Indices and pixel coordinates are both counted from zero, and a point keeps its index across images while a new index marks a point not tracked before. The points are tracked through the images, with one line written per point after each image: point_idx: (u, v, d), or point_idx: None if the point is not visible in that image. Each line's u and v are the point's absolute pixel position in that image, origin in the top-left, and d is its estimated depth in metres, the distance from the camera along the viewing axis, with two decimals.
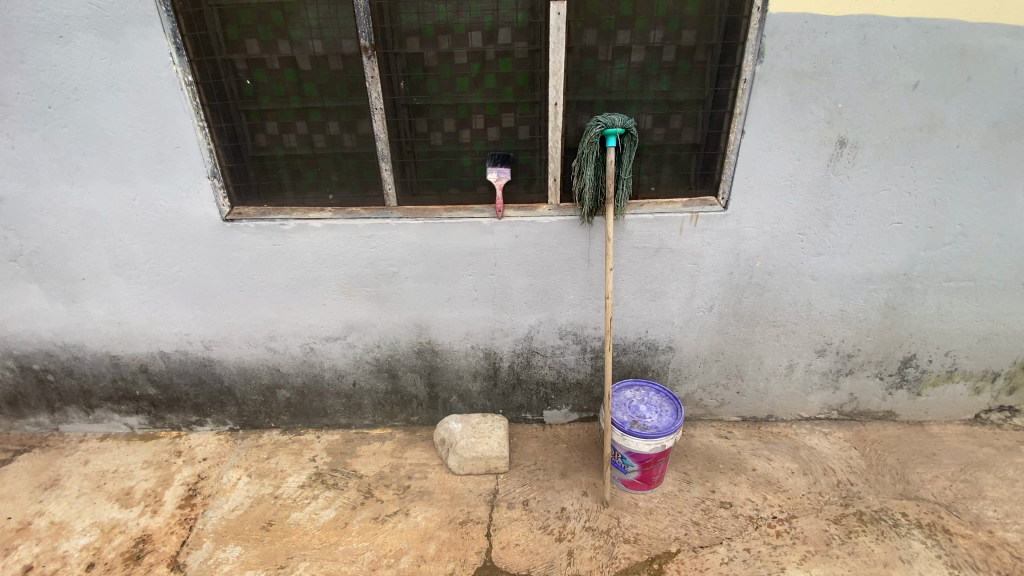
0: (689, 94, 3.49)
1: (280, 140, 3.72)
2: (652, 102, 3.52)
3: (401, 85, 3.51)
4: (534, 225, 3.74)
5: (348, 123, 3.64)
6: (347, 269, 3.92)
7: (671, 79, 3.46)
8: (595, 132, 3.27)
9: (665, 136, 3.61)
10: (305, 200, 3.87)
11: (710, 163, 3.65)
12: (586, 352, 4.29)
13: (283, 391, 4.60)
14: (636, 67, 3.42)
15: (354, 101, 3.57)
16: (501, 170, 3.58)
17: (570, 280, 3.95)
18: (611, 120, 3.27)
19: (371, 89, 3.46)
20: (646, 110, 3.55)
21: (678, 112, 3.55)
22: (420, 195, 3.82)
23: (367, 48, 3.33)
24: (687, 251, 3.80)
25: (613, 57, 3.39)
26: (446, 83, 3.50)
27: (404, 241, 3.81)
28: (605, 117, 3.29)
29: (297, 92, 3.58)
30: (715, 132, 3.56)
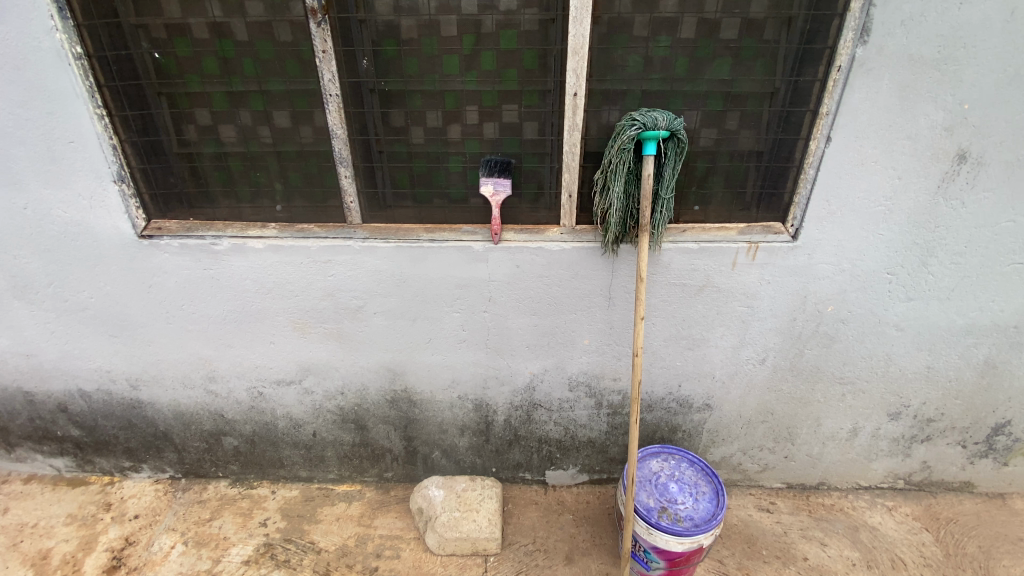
0: (757, 85, 2.58)
1: (209, 135, 2.84)
2: (704, 95, 2.60)
3: (366, 66, 2.60)
4: (540, 253, 2.84)
5: (298, 114, 2.73)
6: (298, 301, 3.06)
7: (732, 64, 2.54)
8: (632, 134, 2.35)
9: (720, 140, 2.70)
10: (244, 212, 2.98)
11: (779, 178, 2.75)
12: (601, 407, 3.42)
13: (229, 439, 3.78)
14: (688, 45, 2.50)
15: (303, 83, 2.66)
16: (497, 182, 2.68)
17: (585, 322, 3.05)
18: (653, 117, 2.34)
19: (324, 68, 2.56)
20: (698, 106, 2.62)
21: (741, 110, 2.64)
22: (393, 209, 2.92)
23: (316, 12, 2.44)
24: (739, 291, 2.92)
25: (655, 31, 2.47)
26: (427, 62, 2.59)
27: (370, 268, 2.92)
28: (644, 113, 2.36)
29: (227, 70, 2.67)
30: (790, 138, 2.65)
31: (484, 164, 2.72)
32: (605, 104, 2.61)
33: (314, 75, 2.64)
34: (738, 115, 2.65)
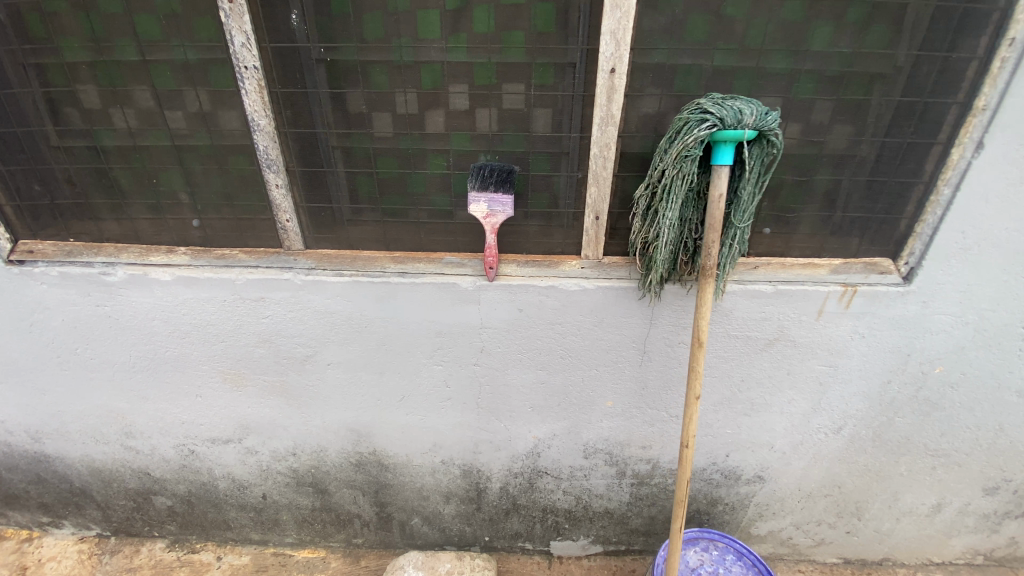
0: (886, 63, 1.73)
1: (76, 125, 1.92)
2: (806, 75, 1.74)
3: (298, 23, 1.71)
4: (552, 294, 2.04)
5: (197, 96, 1.82)
6: (227, 348, 2.29)
7: (855, 28, 1.67)
8: (700, 136, 1.52)
9: (821, 141, 1.85)
10: (141, 232, 2.13)
11: (898, 199, 1.92)
12: (624, 477, 2.68)
13: (162, 498, 3.06)
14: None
15: (201, 46, 1.75)
16: (492, 199, 1.86)
17: (609, 380, 2.28)
18: (733, 110, 1.50)
19: (232, 27, 1.66)
20: (794, 90, 1.76)
21: (857, 98, 1.78)
22: (346, 230, 2.10)
23: None
24: (820, 347, 2.16)
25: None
26: (391, 20, 1.71)
27: (319, 309, 2.13)
28: (719, 102, 1.53)
29: (84, 28, 1.75)
30: (926, 143, 1.82)
31: (474, 173, 1.88)
32: (656, 85, 1.72)
33: (220, 35, 1.72)
34: (853, 105, 1.79)
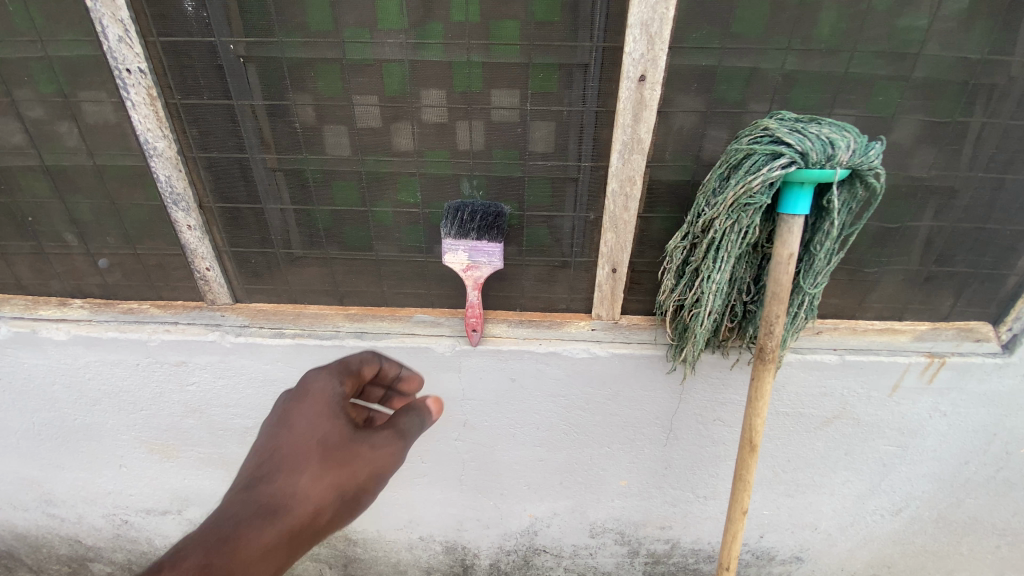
0: None
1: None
2: (915, 86, 1.23)
3: (196, 10, 1.19)
4: (555, 362, 1.58)
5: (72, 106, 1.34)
6: (149, 417, 1.85)
7: (993, 20, 1.15)
8: (772, 177, 1.05)
9: (922, 179, 1.33)
10: (27, 277, 1.66)
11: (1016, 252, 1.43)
12: (641, 559, 2.21)
13: (98, 565, 2.59)
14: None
15: (64, 40, 1.25)
16: (475, 248, 1.40)
17: (624, 460, 1.83)
18: (821, 140, 1.03)
19: (100, 14, 1.17)
20: (896, 107, 1.25)
21: (984, 120, 1.26)
22: (287, 282, 1.56)
23: None
24: (889, 425, 1.71)
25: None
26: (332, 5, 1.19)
27: (256, 376, 1.67)
28: (798, 128, 1.06)
29: None
30: None
31: (449, 213, 1.40)
32: (703, 100, 1.24)
33: (89, 24, 1.22)
34: (976, 130, 1.27)
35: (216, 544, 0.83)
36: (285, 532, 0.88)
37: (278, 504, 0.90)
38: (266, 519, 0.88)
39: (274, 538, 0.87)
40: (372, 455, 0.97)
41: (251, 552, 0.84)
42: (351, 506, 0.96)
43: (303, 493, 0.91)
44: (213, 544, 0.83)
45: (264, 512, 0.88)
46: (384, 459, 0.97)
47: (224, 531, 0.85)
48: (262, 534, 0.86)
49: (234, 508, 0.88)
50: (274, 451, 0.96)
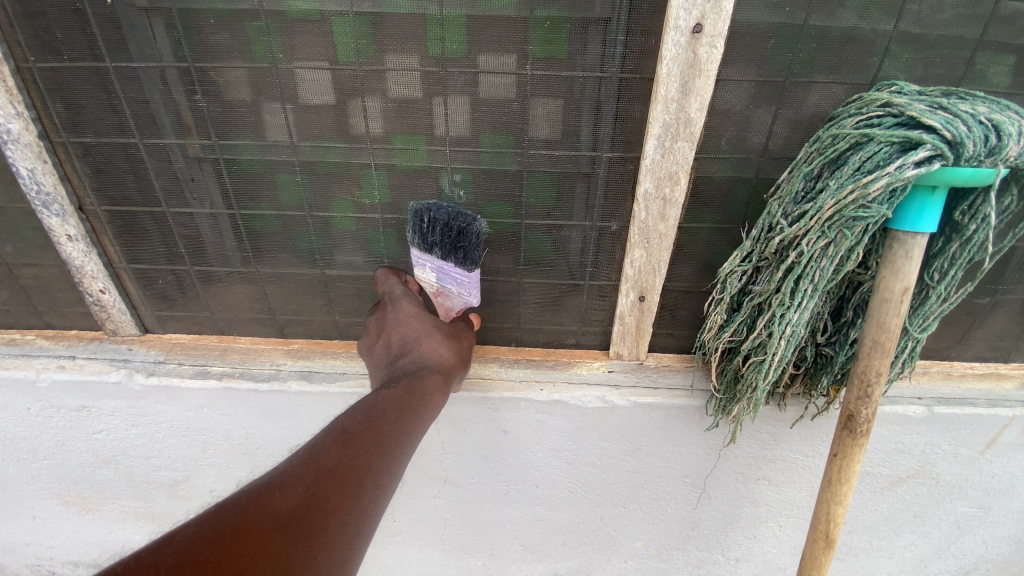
0: None
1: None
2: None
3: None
4: (560, 413, 1.23)
5: None
6: (50, 469, 1.48)
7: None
8: (904, 179, 0.69)
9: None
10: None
11: None
12: None
13: None
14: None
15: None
16: (442, 270, 1.05)
17: (642, 520, 1.45)
18: (982, 124, 0.68)
19: None
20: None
21: None
22: (209, 308, 1.20)
23: None
24: (974, 488, 1.36)
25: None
26: None
27: (176, 426, 1.31)
28: (941, 105, 0.70)
29: None
30: None
31: (415, 218, 1.02)
32: (774, 68, 0.88)
33: None
34: None
35: (388, 394, 0.76)
36: (442, 377, 0.86)
37: (421, 360, 0.88)
38: (418, 368, 0.85)
39: (435, 378, 0.84)
40: (463, 330, 1.05)
41: (420, 388, 0.80)
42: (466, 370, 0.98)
43: (435, 349, 0.92)
44: (385, 394, 0.76)
45: (411, 367, 0.85)
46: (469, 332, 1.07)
47: (398, 382, 0.80)
48: (429, 375, 0.83)
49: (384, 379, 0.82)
50: (390, 347, 0.93)
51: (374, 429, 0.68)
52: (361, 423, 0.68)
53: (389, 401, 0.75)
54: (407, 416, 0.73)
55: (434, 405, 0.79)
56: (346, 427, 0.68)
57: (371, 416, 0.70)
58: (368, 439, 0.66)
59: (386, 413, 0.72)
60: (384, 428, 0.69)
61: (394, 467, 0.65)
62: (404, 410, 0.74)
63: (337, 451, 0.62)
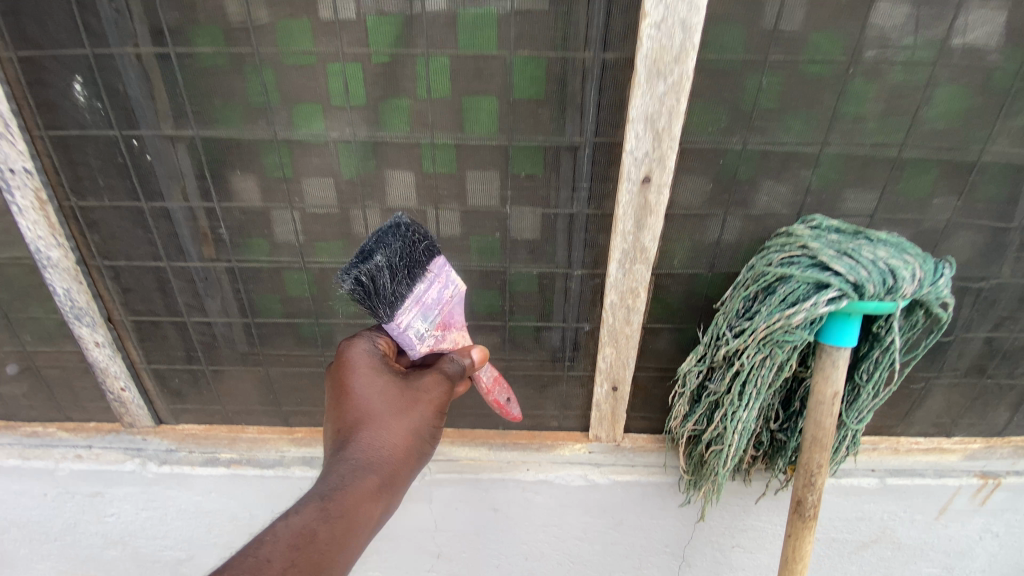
0: None
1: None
2: (971, 184, 1.02)
3: (89, 97, 0.94)
4: (544, 490, 1.33)
5: None
6: (56, 552, 1.53)
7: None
8: (818, 314, 0.83)
9: (977, 283, 1.12)
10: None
11: None
12: None
13: None
14: (963, 53, 0.91)
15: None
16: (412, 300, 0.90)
17: None
18: (881, 270, 0.82)
19: None
20: (946, 204, 1.05)
21: None
22: (220, 401, 1.30)
23: None
24: (936, 551, 1.44)
25: (884, 12, 0.89)
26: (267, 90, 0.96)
27: (184, 509, 1.40)
28: (847, 251, 0.84)
29: None
30: None
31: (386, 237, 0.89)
32: (713, 203, 1.04)
33: None
34: None
35: (339, 500, 0.74)
36: (380, 493, 0.78)
37: (383, 446, 0.82)
38: (378, 457, 0.81)
39: (395, 475, 0.81)
40: (442, 393, 0.89)
41: (376, 492, 0.78)
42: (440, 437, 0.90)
43: (400, 431, 0.84)
44: (337, 496, 0.75)
45: (370, 456, 0.80)
46: (449, 393, 0.90)
47: (324, 504, 0.73)
48: (361, 499, 0.76)
49: (342, 464, 0.79)
50: (343, 411, 0.84)
51: (316, 557, 0.70)
52: (304, 545, 0.70)
53: (339, 512, 0.74)
54: (323, 561, 0.70)
55: (357, 538, 0.74)
56: (289, 541, 0.69)
57: (317, 535, 0.71)
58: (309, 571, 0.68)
59: (333, 533, 0.72)
60: (326, 556, 0.70)
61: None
62: (352, 527, 0.74)
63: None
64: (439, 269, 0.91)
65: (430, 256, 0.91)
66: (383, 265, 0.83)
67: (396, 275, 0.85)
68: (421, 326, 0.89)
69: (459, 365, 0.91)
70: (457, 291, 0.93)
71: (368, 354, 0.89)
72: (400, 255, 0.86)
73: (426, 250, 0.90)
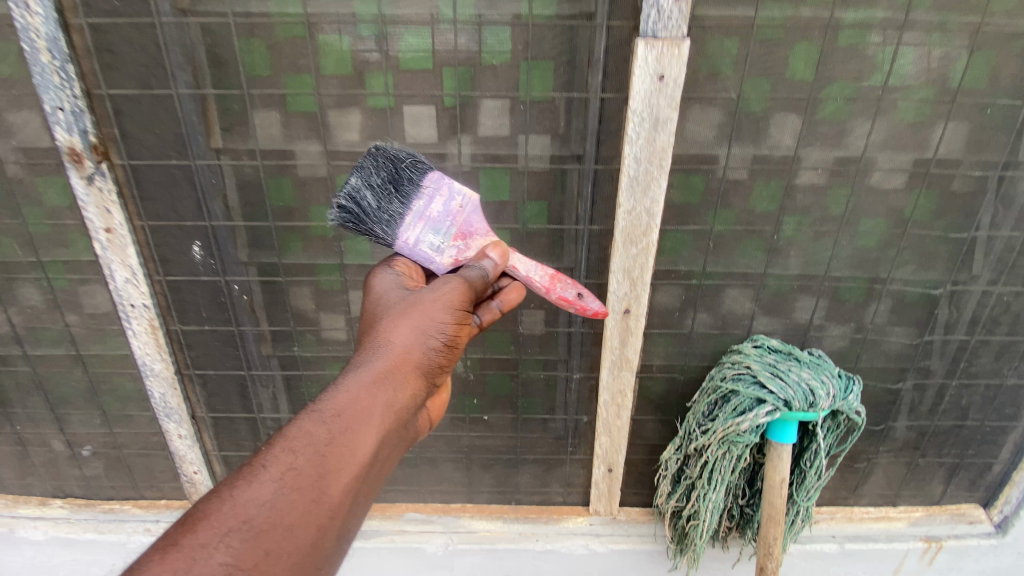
0: (992, 300, 1.28)
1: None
2: (883, 308, 1.31)
3: (204, 255, 1.24)
4: (551, 557, 1.53)
5: (77, 332, 1.35)
6: None
7: (945, 263, 1.25)
8: (760, 422, 1.11)
9: (899, 386, 1.38)
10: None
11: (989, 446, 1.44)
12: None
13: None
14: (859, 220, 1.23)
15: (73, 277, 1.29)
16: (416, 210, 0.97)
17: None
18: (802, 387, 1.12)
19: (109, 261, 1.20)
20: (864, 327, 1.33)
21: (946, 338, 1.33)
22: None
23: (78, 159, 1.10)
24: None
25: (795, 195, 1.22)
26: (339, 248, 1.27)
27: None
28: (778, 372, 1.15)
29: None
30: None
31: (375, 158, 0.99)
32: (682, 324, 1.34)
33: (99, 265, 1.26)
34: (941, 346, 1.33)
35: (338, 415, 0.77)
36: (396, 369, 0.85)
37: (385, 364, 0.84)
38: (380, 373, 0.83)
39: (395, 393, 0.83)
40: (455, 291, 0.90)
41: (377, 410, 0.80)
42: (452, 345, 0.91)
43: (402, 350, 0.86)
44: (336, 410, 0.77)
45: (371, 373, 0.82)
46: (466, 294, 0.91)
47: (347, 392, 0.80)
48: (377, 373, 0.83)
49: (344, 378, 0.82)
50: (368, 315, 0.93)
51: (319, 465, 0.73)
52: (305, 454, 0.72)
53: (338, 423, 0.76)
54: (350, 445, 0.76)
55: (379, 402, 0.80)
56: (289, 450, 0.72)
57: (317, 444, 0.74)
58: (312, 477, 0.72)
59: (333, 442, 0.75)
60: (329, 466, 0.73)
61: (339, 504, 0.73)
62: (353, 440, 0.76)
63: (279, 490, 0.69)
64: (435, 183, 0.97)
65: (421, 171, 0.98)
66: (361, 186, 0.95)
67: (379, 194, 0.96)
68: (429, 240, 0.96)
69: (480, 270, 0.93)
70: (466, 200, 0.97)
71: (387, 281, 0.96)
72: (382, 174, 0.97)
73: (413, 164, 0.98)
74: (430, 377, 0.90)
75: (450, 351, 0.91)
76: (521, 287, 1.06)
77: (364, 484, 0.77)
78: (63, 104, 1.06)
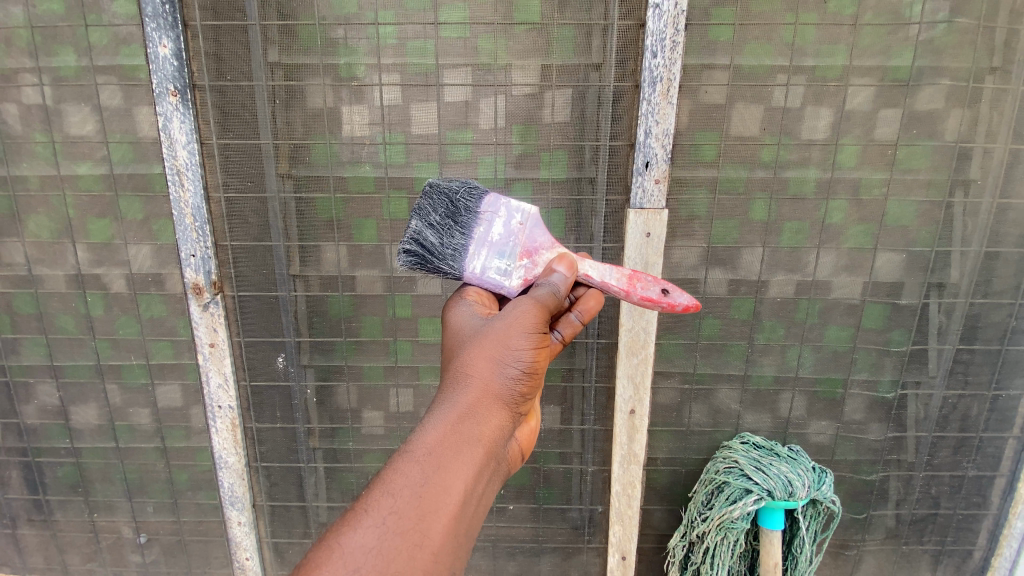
0: (940, 401, 1.52)
1: (22, 453, 1.65)
2: (850, 408, 1.54)
3: (284, 365, 1.53)
4: None
5: (166, 427, 1.60)
6: None
7: (892, 372, 1.50)
8: (748, 509, 1.32)
9: (875, 477, 1.56)
10: (67, 562, 1.74)
11: (964, 533, 1.59)
12: None
13: None
14: (818, 334, 1.51)
15: (173, 382, 1.57)
16: (476, 235, 1.12)
17: None
18: (782, 479, 1.34)
19: (206, 369, 1.50)
20: (835, 424, 1.55)
21: (908, 434, 1.54)
22: None
23: (200, 290, 1.45)
24: None
25: (764, 314, 1.51)
26: (391, 357, 1.55)
27: None
28: (761, 466, 1.37)
29: (49, 364, 1.58)
30: (989, 478, 1.56)
31: (428, 192, 1.15)
32: (680, 422, 1.56)
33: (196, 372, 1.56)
34: (904, 442, 1.54)
35: (431, 452, 0.84)
36: (487, 399, 0.92)
37: (469, 398, 0.91)
38: (465, 408, 0.90)
39: (481, 426, 0.90)
40: (532, 314, 0.98)
41: (466, 444, 0.87)
42: (533, 372, 0.96)
43: (484, 382, 0.93)
44: (428, 449, 0.84)
45: (459, 407, 0.90)
46: (541, 313, 0.99)
47: (441, 425, 0.88)
48: (468, 405, 0.91)
49: (433, 414, 0.89)
50: (454, 344, 1.02)
51: (418, 506, 0.79)
52: (405, 496, 0.80)
53: (432, 462, 0.83)
54: (450, 476, 0.83)
55: (473, 433, 0.88)
56: (389, 492, 0.80)
57: (414, 484, 0.81)
58: (413, 517, 0.79)
59: (429, 480, 0.81)
60: (427, 506, 0.80)
61: (441, 544, 0.79)
62: (446, 477, 0.82)
63: (385, 533, 0.76)
64: (492, 208, 1.13)
65: (475, 198, 1.14)
66: (423, 226, 1.11)
67: (438, 228, 1.12)
68: (496, 265, 1.10)
69: (551, 287, 1.02)
70: (525, 216, 1.12)
71: (463, 313, 1.07)
72: (439, 211, 1.13)
73: (466, 193, 1.14)
74: (514, 405, 0.95)
75: (532, 377, 0.97)
76: (600, 294, 1.11)
77: (462, 520, 0.83)
78: (197, 252, 1.42)
